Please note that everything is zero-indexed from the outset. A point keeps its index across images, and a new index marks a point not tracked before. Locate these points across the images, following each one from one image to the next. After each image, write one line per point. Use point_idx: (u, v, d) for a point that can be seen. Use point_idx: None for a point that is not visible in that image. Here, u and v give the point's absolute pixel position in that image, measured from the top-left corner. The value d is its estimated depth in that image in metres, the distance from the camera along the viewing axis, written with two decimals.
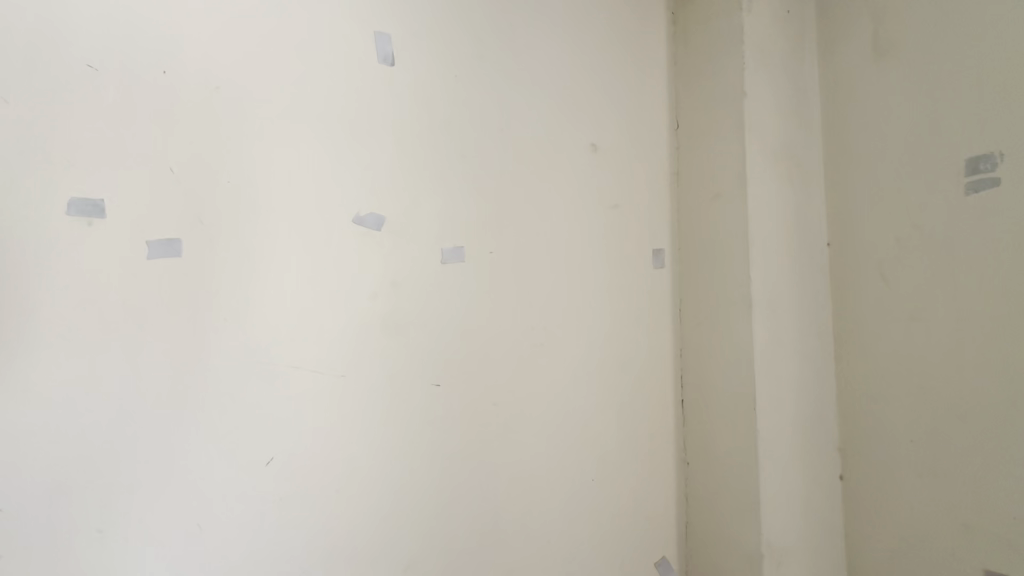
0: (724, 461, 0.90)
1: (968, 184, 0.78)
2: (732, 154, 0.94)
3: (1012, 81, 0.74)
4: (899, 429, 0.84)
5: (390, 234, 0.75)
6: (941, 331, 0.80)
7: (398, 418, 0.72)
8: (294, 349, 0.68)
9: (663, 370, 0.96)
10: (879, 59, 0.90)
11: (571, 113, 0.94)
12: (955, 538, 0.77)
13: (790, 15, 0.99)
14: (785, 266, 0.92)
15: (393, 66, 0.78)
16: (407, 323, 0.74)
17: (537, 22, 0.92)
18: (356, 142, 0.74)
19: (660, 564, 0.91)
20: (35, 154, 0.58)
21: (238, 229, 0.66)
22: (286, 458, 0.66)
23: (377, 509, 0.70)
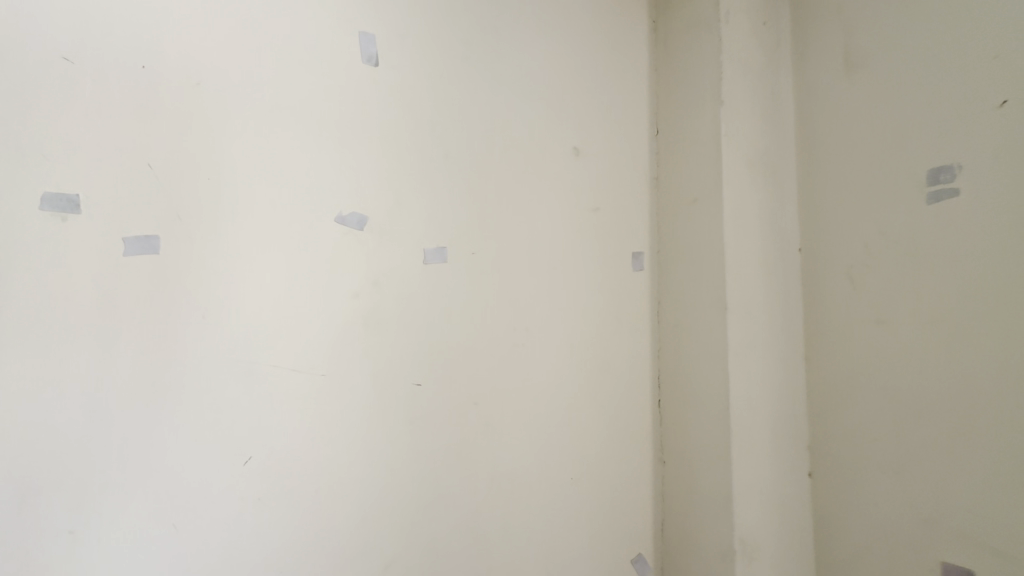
0: (697, 458, 0.97)
1: (930, 194, 0.79)
2: (707, 159, 0.98)
3: (971, 92, 0.75)
4: (866, 428, 0.87)
5: (372, 233, 0.85)
6: (902, 333, 0.82)
7: (377, 416, 0.83)
8: (273, 352, 0.77)
9: (640, 369, 1.06)
10: (851, 70, 0.92)
11: (555, 117, 1.02)
12: (916, 532, 0.80)
13: (767, 26, 1.02)
14: (759, 271, 0.96)
15: (377, 66, 0.87)
16: (389, 321, 0.84)
17: (522, 27, 1.00)
18: (334, 146, 0.83)
19: (636, 560, 1.02)
20: (7, 151, 0.65)
21: (216, 229, 0.75)
22: (265, 458, 0.75)
23: (358, 510, 0.80)
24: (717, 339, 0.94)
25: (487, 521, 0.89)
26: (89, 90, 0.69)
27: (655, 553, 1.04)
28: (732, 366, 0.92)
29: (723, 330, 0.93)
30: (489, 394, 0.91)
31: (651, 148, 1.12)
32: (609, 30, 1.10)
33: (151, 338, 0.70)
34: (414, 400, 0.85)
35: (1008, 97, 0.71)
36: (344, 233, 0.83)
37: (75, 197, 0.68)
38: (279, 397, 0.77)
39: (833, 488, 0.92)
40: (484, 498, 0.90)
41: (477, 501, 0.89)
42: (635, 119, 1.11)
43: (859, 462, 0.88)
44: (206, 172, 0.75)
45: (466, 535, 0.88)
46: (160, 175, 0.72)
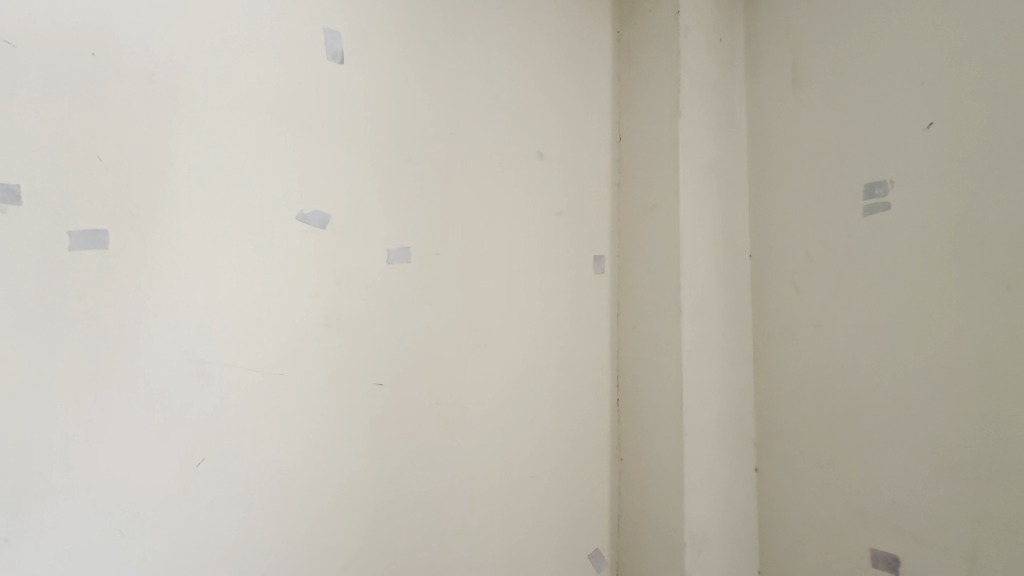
0: (651, 455, 1.01)
1: (865, 207, 0.85)
2: (665, 167, 1.02)
3: (902, 114, 0.81)
4: (805, 424, 0.93)
5: (334, 232, 0.84)
6: (840, 337, 0.88)
7: (337, 416, 0.82)
8: (229, 352, 0.76)
9: (600, 370, 1.09)
10: (797, 88, 0.98)
11: (521, 121, 1.03)
12: (847, 521, 0.86)
13: (722, 43, 1.07)
14: (712, 276, 1.00)
15: (342, 64, 0.86)
16: (350, 320, 0.84)
17: (488, 31, 1.01)
18: (295, 143, 0.82)
19: (593, 555, 1.05)
20: None
21: (171, 224, 0.73)
22: (219, 460, 0.74)
23: (316, 511, 0.80)
24: (671, 340, 0.98)
25: (447, 520, 0.90)
26: (33, 75, 0.66)
27: (611, 548, 1.07)
28: (684, 366, 0.96)
29: (677, 332, 0.97)
30: (451, 394, 0.92)
31: (613, 154, 1.15)
32: (574, 38, 1.12)
33: (98, 336, 0.68)
34: (374, 400, 0.85)
35: (933, 119, 0.77)
36: (305, 231, 0.82)
37: (16, 188, 0.65)
38: (235, 397, 0.76)
39: (777, 482, 0.97)
40: (446, 498, 0.90)
41: (438, 500, 0.90)
42: (598, 127, 1.14)
43: (799, 457, 0.93)
44: (161, 166, 0.73)
45: (427, 534, 0.88)
46: (110, 168, 0.70)
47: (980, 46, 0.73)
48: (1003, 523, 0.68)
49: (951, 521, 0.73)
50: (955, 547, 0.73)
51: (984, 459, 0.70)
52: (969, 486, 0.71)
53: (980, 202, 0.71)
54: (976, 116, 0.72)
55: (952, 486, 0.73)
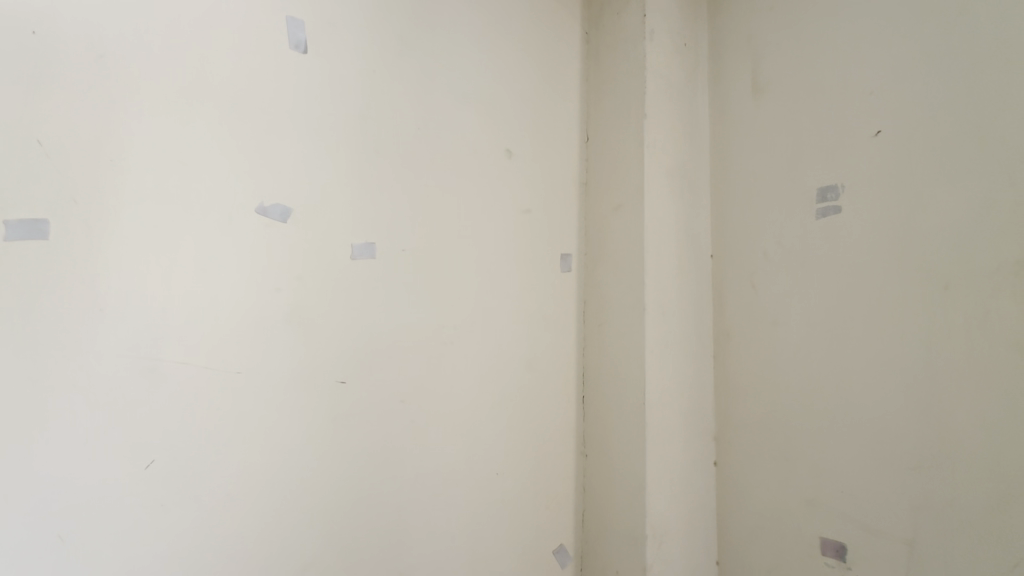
0: (615, 450, 1.02)
1: (818, 210, 0.89)
2: (631, 168, 1.03)
3: (853, 121, 0.85)
4: (761, 418, 0.96)
5: (296, 226, 0.82)
6: (794, 334, 0.91)
7: (297, 414, 0.80)
8: (181, 349, 0.73)
9: (566, 367, 1.10)
10: (757, 93, 1.01)
11: (490, 118, 1.03)
12: (798, 511, 0.89)
13: (687, 47, 1.10)
14: (675, 275, 1.02)
15: (306, 54, 0.84)
16: (311, 317, 0.82)
17: (458, 26, 1.01)
18: (255, 134, 0.80)
19: (558, 551, 1.05)
20: None
21: (119, 215, 0.70)
22: (170, 460, 0.71)
23: (273, 511, 0.78)
24: (635, 338, 0.99)
25: (411, 518, 0.89)
26: None
27: (575, 544, 1.08)
28: (648, 363, 0.97)
29: (641, 329, 0.98)
30: (416, 392, 0.91)
31: (581, 154, 1.16)
32: (543, 37, 1.13)
33: (36, 330, 0.64)
34: (337, 398, 0.84)
35: (882, 127, 0.81)
36: (265, 224, 0.79)
37: None
38: (188, 396, 0.73)
39: (734, 475, 1.01)
40: (410, 497, 0.90)
41: (403, 500, 0.89)
42: (566, 126, 1.15)
43: (755, 450, 0.97)
44: (109, 154, 0.69)
45: (390, 534, 0.87)
46: (53, 154, 0.66)
47: (924, 59, 0.77)
48: (939, 509, 0.72)
49: (893, 509, 0.77)
50: (895, 533, 0.76)
51: (923, 449, 0.74)
52: (909, 476, 0.75)
53: (922, 207, 0.75)
54: (920, 125, 0.76)
55: (894, 475, 0.77)
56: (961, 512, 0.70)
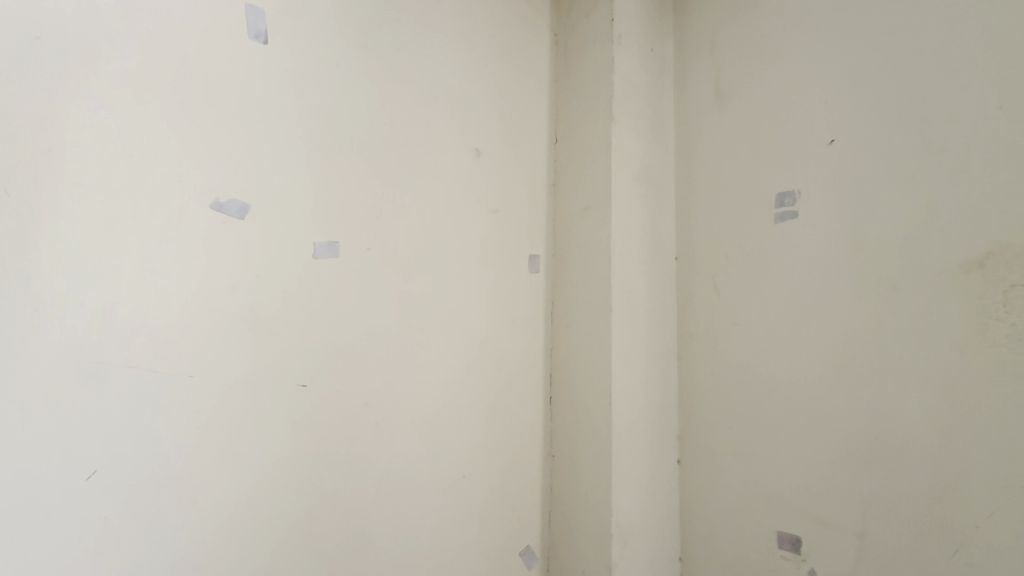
0: (582, 449, 1.03)
1: (776, 215, 0.92)
2: (598, 170, 1.04)
3: (810, 130, 0.88)
4: (721, 416, 0.99)
5: (253, 223, 0.79)
6: (753, 335, 0.94)
7: (254, 419, 0.77)
8: (126, 354, 0.69)
9: (533, 369, 1.10)
10: (719, 100, 1.04)
11: (458, 116, 1.02)
12: (756, 506, 0.92)
13: (653, 53, 1.12)
14: (641, 276, 1.04)
15: (266, 45, 0.81)
16: (270, 318, 0.79)
17: (426, 22, 0.99)
18: (209, 127, 0.76)
19: (524, 552, 1.05)
20: None
21: (58, 208, 0.65)
22: (114, 470, 0.67)
23: (228, 520, 0.74)
24: (601, 339, 1.00)
25: (374, 524, 0.87)
26: None
27: (542, 545, 1.08)
28: (614, 363, 0.98)
29: (607, 329, 0.99)
30: (380, 395, 0.89)
31: (549, 155, 1.17)
32: (513, 37, 1.13)
33: None
34: (296, 401, 0.81)
35: (834, 137, 0.84)
36: (220, 222, 0.76)
37: None
38: (134, 401, 0.69)
39: (696, 472, 1.03)
40: (373, 502, 0.87)
41: (365, 505, 0.87)
42: (535, 127, 1.15)
43: (716, 448, 0.99)
44: (46, 142, 0.65)
45: (352, 541, 0.85)
46: None
47: (874, 73, 0.80)
48: (886, 501, 0.76)
49: (844, 502, 0.80)
50: (846, 525, 0.80)
51: (872, 444, 0.77)
52: (859, 470, 0.79)
53: (874, 213, 0.79)
54: (870, 135, 0.80)
55: (845, 469, 0.80)
56: (906, 504, 0.74)
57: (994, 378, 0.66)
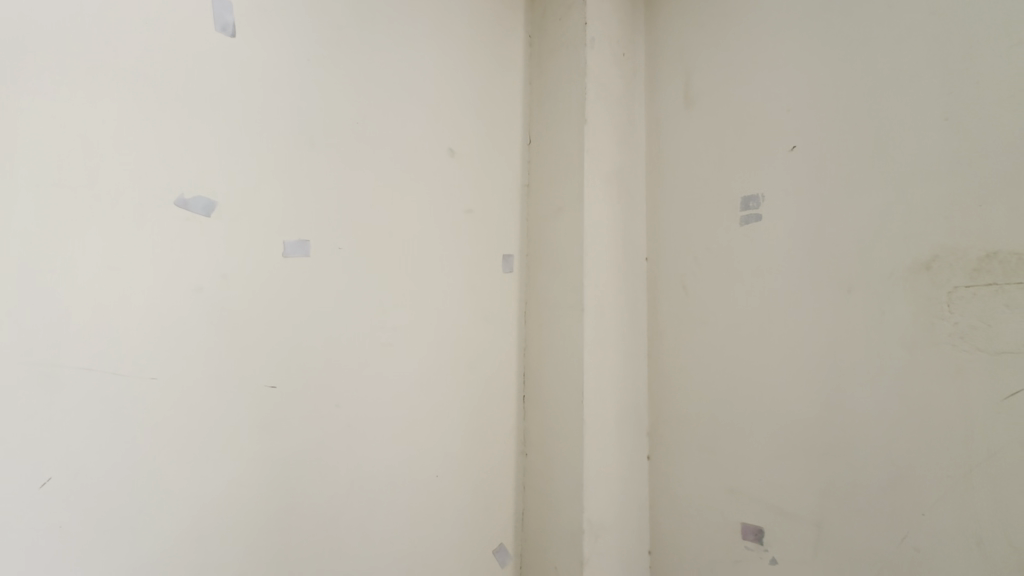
0: (554, 447, 1.04)
1: (741, 218, 0.95)
2: (571, 171, 1.06)
3: (773, 137, 0.91)
4: (689, 413, 1.01)
5: (220, 221, 0.77)
6: (719, 335, 0.97)
7: (222, 421, 0.75)
8: (83, 355, 0.66)
9: (507, 367, 1.11)
10: (688, 105, 1.06)
11: (433, 115, 1.02)
12: (722, 500, 0.95)
13: (625, 57, 1.14)
14: (612, 276, 1.06)
15: (234, 38, 0.80)
16: (238, 318, 0.78)
17: (400, 20, 0.99)
18: (174, 122, 0.74)
19: (498, 550, 1.06)
20: None
21: (10, 203, 0.62)
22: (71, 476, 0.64)
23: (193, 525, 0.72)
24: (574, 338, 1.01)
25: (346, 525, 0.86)
26: None
27: (515, 543, 1.09)
28: (586, 362, 1.00)
29: (580, 329, 1.00)
30: (352, 395, 0.88)
31: (523, 155, 1.18)
32: (488, 37, 1.13)
33: None
34: (265, 403, 0.79)
35: (796, 144, 0.88)
36: (184, 219, 0.74)
37: None
38: (92, 404, 0.66)
39: (665, 468, 1.06)
40: (345, 505, 0.86)
41: (337, 507, 0.86)
42: (509, 129, 1.15)
43: (684, 444, 1.02)
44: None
45: (323, 543, 0.84)
46: None
47: (833, 83, 0.84)
48: (842, 491, 0.79)
49: (803, 495, 0.84)
50: (805, 516, 0.83)
51: (829, 438, 0.81)
52: (817, 463, 0.82)
53: (832, 217, 0.83)
54: (828, 143, 0.84)
55: (804, 463, 0.84)
56: (860, 494, 0.77)
57: (941, 374, 0.70)
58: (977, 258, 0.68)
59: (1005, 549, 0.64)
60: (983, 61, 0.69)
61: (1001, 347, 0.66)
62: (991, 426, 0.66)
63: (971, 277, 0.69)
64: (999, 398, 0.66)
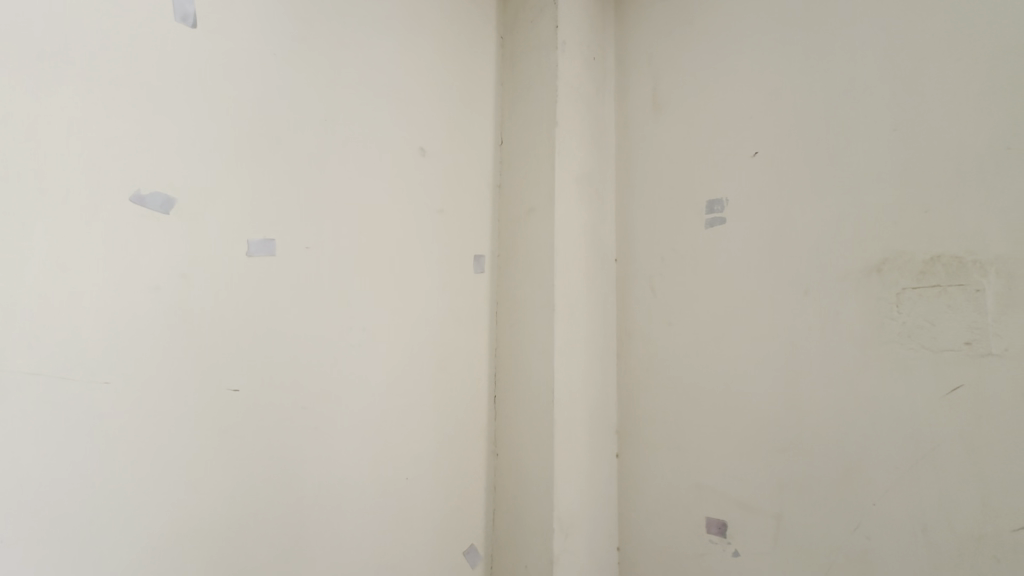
0: (525, 447, 1.05)
1: (706, 221, 0.98)
2: (542, 172, 1.06)
3: (737, 143, 0.94)
4: (657, 411, 1.04)
5: (180, 218, 0.74)
6: (685, 334, 1.00)
7: (181, 426, 0.73)
8: (29, 359, 0.63)
9: (478, 368, 1.11)
10: (656, 110, 1.09)
11: (403, 113, 1.01)
12: (687, 495, 0.98)
13: (596, 61, 1.16)
14: (582, 277, 1.07)
15: (195, 28, 0.77)
16: (199, 319, 0.75)
17: (370, 16, 0.97)
18: (133, 115, 0.71)
19: (468, 551, 1.05)
20: None
21: None
22: (16, 487, 0.61)
23: (150, 535, 0.69)
24: (544, 338, 1.02)
25: (312, 531, 0.85)
26: None
27: (485, 543, 1.09)
28: (556, 362, 1.00)
29: (550, 329, 1.01)
30: (320, 398, 0.86)
31: (495, 156, 1.18)
32: (459, 36, 1.13)
33: None
34: (226, 405, 0.77)
35: (758, 149, 0.91)
36: (141, 216, 0.71)
37: None
38: (40, 410, 0.63)
39: (633, 465, 1.08)
40: (312, 510, 0.85)
41: (304, 512, 0.84)
42: (481, 129, 1.15)
43: (651, 442, 1.04)
44: None
45: (288, 550, 0.82)
46: None
47: (793, 92, 0.87)
48: (799, 484, 0.83)
49: (764, 488, 0.87)
50: (765, 508, 0.87)
51: (788, 433, 0.84)
52: (777, 457, 0.86)
53: (791, 221, 0.86)
54: (787, 150, 0.87)
55: (765, 458, 0.87)
56: (816, 486, 0.81)
57: (890, 371, 0.74)
58: (923, 261, 0.72)
59: (947, 535, 0.69)
60: (929, 76, 0.73)
61: (943, 345, 0.70)
62: (934, 419, 0.70)
63: (916, 279, 0.73)
64: (941, 393, 0.70)
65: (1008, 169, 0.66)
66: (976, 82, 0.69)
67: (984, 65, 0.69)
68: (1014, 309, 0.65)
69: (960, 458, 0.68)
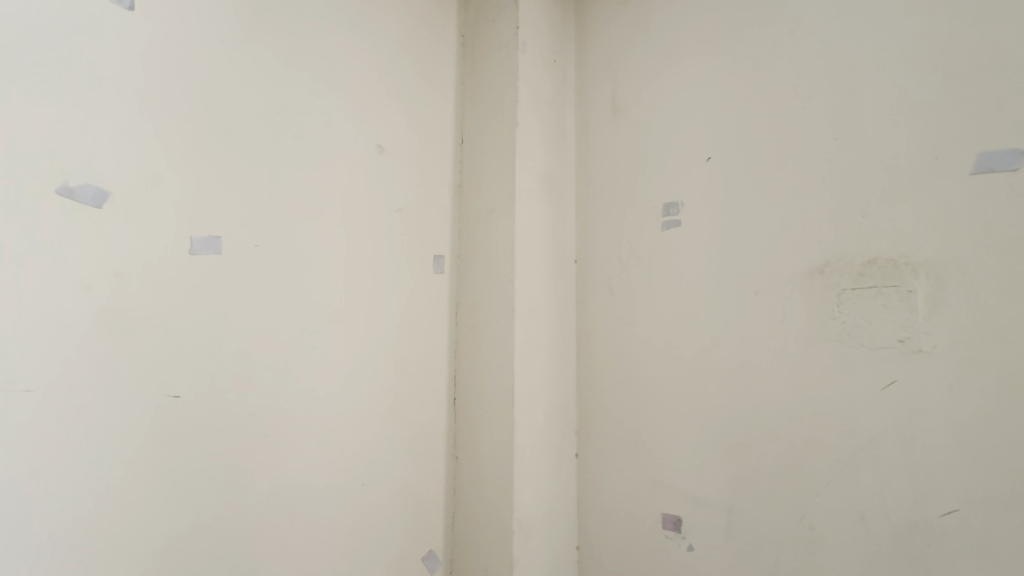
0: (485, 449, 1.04)
1: (662, 224, 1.00)
2: (502, 172, 1.06)
3: (691, 148, 0.97)
4: (615, 410, 1.05)
5: (115, 213, 0.69)
6: (643, 334, 1.01)
7: (114, 436, 0.68)
8: None
9: (438, 370, 1.09)
10: (615, 114, 1.10)
11: (360, 109, 0.98)
12: (644, 493, 0.99)
13: (556, 63, 1.16)
14: (542, 277, 1.07)
15: (132, 11, 0.73)
16: (136, 321, 0.70)
17: (325, 8, 0.94)
18: (61, 102, 0.66)
19: (427, 556, 1.03)
20: None
21: None
22: None
23: (78, 554, 0.64)
24: (504, 339, 1.02)
25: (262, 542, 0.81)
26: None
27: (445, 548, 1.07)
28: (516, 363, 1.00)
29: (510, 330, 1.01)
30: (269, 403, 0.82)
31: (455, 154, 1.16)
32: (419, 33, 1.11)
33: None
34: (164, 413, 0.72)
35: (711, 155, 0.94)
36: (71, 210, 0.66)
37: None
38: None
39: (593, 465, 1.08)
40: (261, 520, 0.81)
41: (252, 524, 0.80)
42: (441, 128, 1.14)
43: (610, 441, 1.05)
44: None
45: (234, 564, 0.77)
46: None
47: (744, 101, 0.91)
48: (750, 478, 0.86)
49: (717, 483, 0.90)
50: (718, 503, 0.89)
51: (739, 430, 0.87)
52: (729, 453, 0.88)
53: (743, 224, 0.89)
54: (738, 156, 0.90)
55: (717, 453, 0.90)
56: (765, 480, 0.84)
57: (832, 368, 0.78)
58: (862, 263, 0.76)
59: (883, 521, 0.73)
60: (867, 89, 0.78)
61: (880, 343, 0.74)
62: (872, 412, 0.74)
63: (856, 280, 0.77)
64: (878, 388, 0.74)
65: (936, 177, 0.71)
66: (908, 96, 0.74)
67: (914, 80, 0.74)
68: (941, 307, 0.70)
69: (894, 449, 0.72)
